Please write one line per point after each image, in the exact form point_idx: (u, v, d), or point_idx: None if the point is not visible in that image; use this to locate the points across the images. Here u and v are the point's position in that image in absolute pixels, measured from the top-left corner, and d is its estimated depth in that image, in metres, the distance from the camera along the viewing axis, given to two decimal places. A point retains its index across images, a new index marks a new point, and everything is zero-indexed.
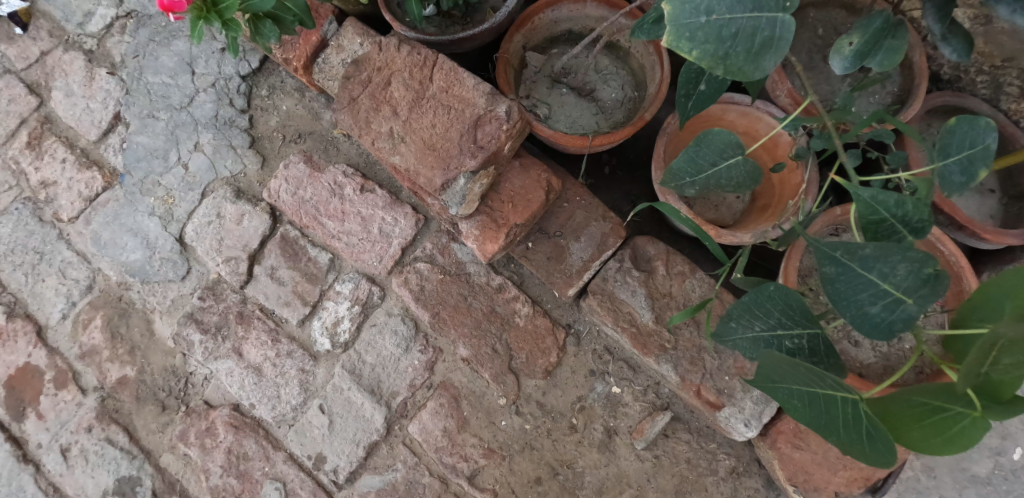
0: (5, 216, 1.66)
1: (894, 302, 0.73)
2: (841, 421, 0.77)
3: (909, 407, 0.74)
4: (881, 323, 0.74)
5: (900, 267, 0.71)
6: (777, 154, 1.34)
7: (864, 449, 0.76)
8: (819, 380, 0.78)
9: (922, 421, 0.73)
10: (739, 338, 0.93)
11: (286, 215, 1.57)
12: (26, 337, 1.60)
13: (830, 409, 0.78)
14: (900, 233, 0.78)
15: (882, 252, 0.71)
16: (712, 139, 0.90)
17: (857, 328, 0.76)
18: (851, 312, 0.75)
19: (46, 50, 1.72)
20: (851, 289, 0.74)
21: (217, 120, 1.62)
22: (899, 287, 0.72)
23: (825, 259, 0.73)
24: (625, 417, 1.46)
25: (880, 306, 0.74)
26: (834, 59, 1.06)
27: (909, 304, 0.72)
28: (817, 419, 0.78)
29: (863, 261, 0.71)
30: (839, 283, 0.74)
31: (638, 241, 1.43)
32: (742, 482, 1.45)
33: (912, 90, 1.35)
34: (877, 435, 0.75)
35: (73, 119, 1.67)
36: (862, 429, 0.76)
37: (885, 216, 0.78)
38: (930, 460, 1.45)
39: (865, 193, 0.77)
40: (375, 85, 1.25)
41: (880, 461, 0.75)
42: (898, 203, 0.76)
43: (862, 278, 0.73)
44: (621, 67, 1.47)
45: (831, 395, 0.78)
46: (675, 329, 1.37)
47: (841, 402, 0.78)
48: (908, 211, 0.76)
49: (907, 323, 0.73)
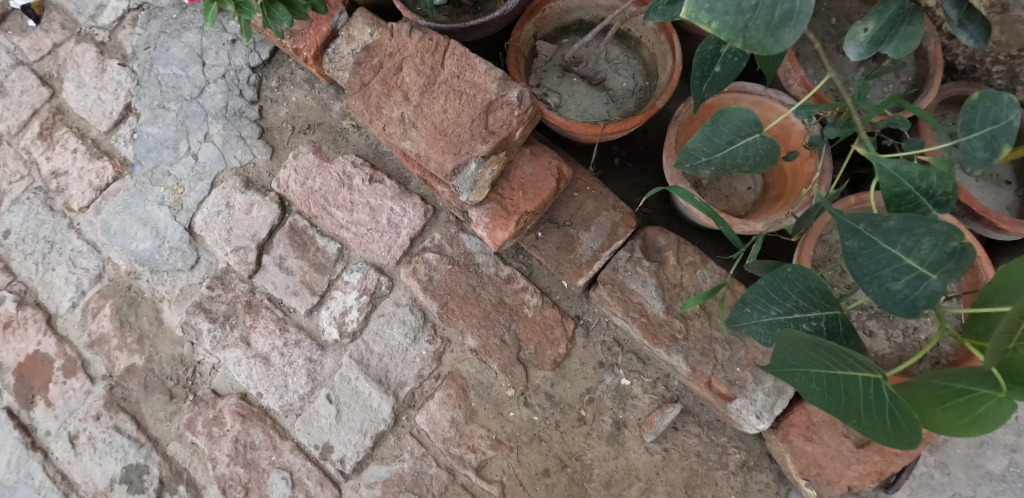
0: (18, 206, 1.67)
1: (918, 278, 0.72)
2: (861, 404, 0.76)
3: (928, 389, 0.74)
4: (904, 299, 0.73)
5: (925, 240, 0.70)
6: (788, 144, 1.32)
7: (887, 431, 0.74)
8: (838, 360, 0.76)
9: (945, 404, 0.73)
10: (754, 323, 0.91)
11: (295, 205, 1.57)
12: (36, 325, 1.60)
13: (850, 392, 0.76)
14: (923, 207, 0.77)
15: (906, 225, 0.70)
16: (729, 117, 0.89)
17: (880, 304, 0.75)
18: (874, 288, 0.74)
19: (58, 42, 1.73)
20: (873, 265, 0.73)
21: (227, 110, 1.62)
22: (924, 262, 0.71)
23: (849, 233, 0.72)
24: (634, 410, 1.45)
25: (903, 283, 0.73)
26: (848, 46, 1.04)
27: (933, 280, 0.71)
28: (836, 403, 0.76)
29: (887, 234, 0.71)
30: (861, 257, 0.73)
31: (648, 231, 1.42)
32: (752, 476, 1.43)
33: (928, 78, 1.33)
34: (901, 415, 0.73)
35: (84, 110, 1.68)
36: (886, 410, 0.74)
37: (908, 188, 0.77)
38: (944, 456, 1.43)
39: (889, 164, 0.76)
40: (387, 71, 1.25)
41: (905, 443, 0.74)
42: (922, 174, 0.76)
43: (886, 254, 0.72)
44: (633, 56, 1.46)
45: (851, 375, 0.76)
46: (686, 320, 1.36)
47: (862, 384, 0.76)
48: (932, 182, 0.76)
49: (931, 299, 0.72)
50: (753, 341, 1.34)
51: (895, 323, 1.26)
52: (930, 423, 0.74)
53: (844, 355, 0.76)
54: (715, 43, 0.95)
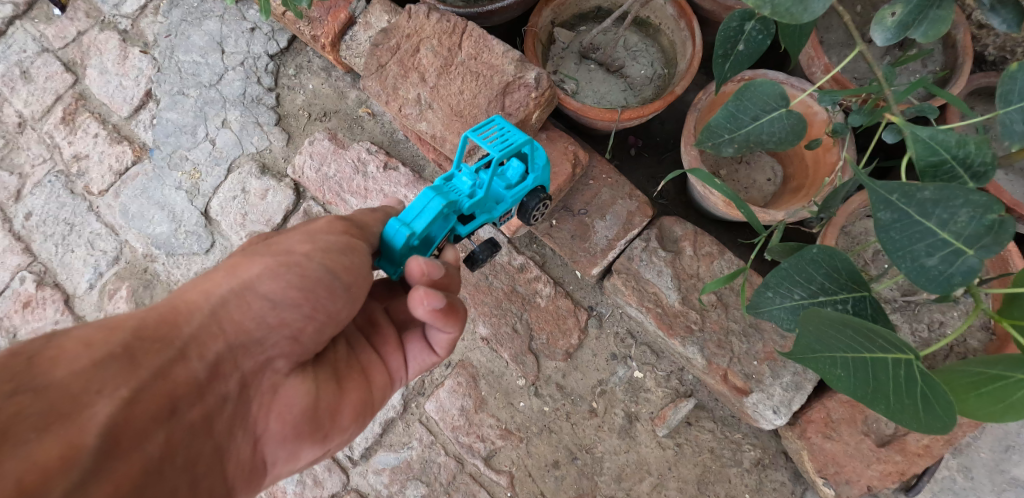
0: (39, 188, 1.69)
1: (954, 254, 0.69)
2: (891, 387, 0.73)
3: (963, 376, 0.74)
4: (939, 276, 0.71)
5: (962, 212, 0.68)
6: (810, 134, 1.29)
7: (917, 414, 0.72)
8: (867, 342, 0.74)
9: (979, 390, 0.72)
10: (776, 307, 0.89)
11: (310, 191, 1.57)
12: (54, 305, 1.62)
13: (878, 376, 0.74)
14: (959, 178, 0.75)
15: (942, 196, 0.67)
16: (754, 91, 0.87)
17: (913, 281, 0.73)
18: (907, 265, 0.72)
19: (83, 30, 1.75)
20: (906, 239, 0.71)
21: (245, 97, 1.63)
22: (960, 236, 0.69)
23: (881, 204, 0.70)
24: (646, 403, 1.42)
25: (938, 259, 0.70)
26: (875, 31, 0.98)
27: (969, 256, 0.69)
28: (863, 388, 0.74)
29: (921, 206, 0.68)
30: (893, 231, 0.71)
31: (665, 221, 1.40)
32: (768, 475, 1.39)
33: (956, 68, 1.29)
34: (933, 396, 0.71)
35: (107, 96, 1.70)
36: (917, 392, 0.72)
37: (944, 157, 0.74)
38: (967, 460, 1.39)
39: (924, 133, 0.74)
40: (404, 52, 1.25)
41: (938, 427, 0.71)
42: (960, 143, 0.73)
43: (920, 227, 0.69)
44: (652, 44, 1.45)
45: (880, 357, 0.74)
46: (703, 311, 1.33)
47: (892, 365, 0.74)
48: (971, 151, 0.73)
49: (966, 277, 0.70)
50: (771, 335, 1.31)
51: (919, 316, 1.23)
52: (966, 412, 0.73)
53: (872, 335, 0.74)
54: (740, 19, 0.92)
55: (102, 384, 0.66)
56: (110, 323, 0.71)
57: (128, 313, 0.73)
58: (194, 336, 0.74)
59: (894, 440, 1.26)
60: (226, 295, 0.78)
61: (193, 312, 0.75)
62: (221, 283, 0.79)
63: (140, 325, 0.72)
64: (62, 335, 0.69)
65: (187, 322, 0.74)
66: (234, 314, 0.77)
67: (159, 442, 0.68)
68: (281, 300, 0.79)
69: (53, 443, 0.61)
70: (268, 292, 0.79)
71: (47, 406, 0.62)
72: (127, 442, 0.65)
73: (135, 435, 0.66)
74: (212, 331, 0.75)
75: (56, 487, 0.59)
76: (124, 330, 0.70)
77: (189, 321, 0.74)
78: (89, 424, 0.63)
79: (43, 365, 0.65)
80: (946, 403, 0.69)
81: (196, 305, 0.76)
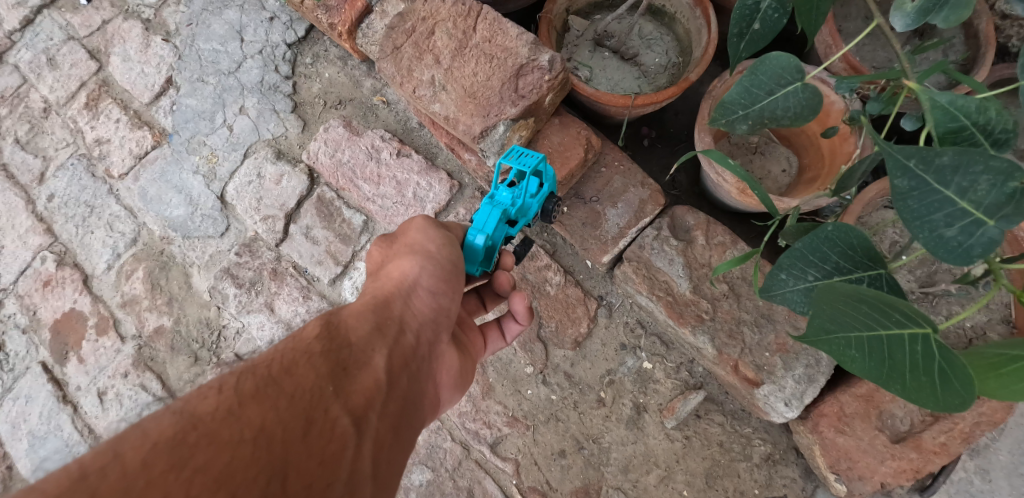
0: (63, 171, 1.73)
1: (974, 224, 0.68)
2: (907, 365, 0.73)
3: (984, 357, 0.76)
4: (958, 247, 0.70)
5: (983, 180, 0.66)
6: (826, 121, 1.27)
7: (935, 391, 0.72)
8: (883, 317, 0.73)
9: (1000, 370, 0.73)
10: (789, 290, 0.88)
11: (323, 177, 1.58)
12: (73, 284, 1.66)
13: (894, 354, 0.73)
14: (979, 145, 0.74)
15: (962, 160, 0.66)
16: (768, 65, 0.85)
17: (931, 253, 0.72)
18: (925, 235, 0.71)
19: (107, 19, 1.79)
20: (924, 209, 0.70)
21: (262, 85, 1.65)
22: (980, 205, 0.68)
23: (899, 171, 0.68)
24: (655, 395, 1.41)
25: (957, 230, 0.70)
26: (895, 16, 0.95)
27: (990, 227, 0.68)
28: (879, 368, 0.73)
29: (940, 173, 0.67)
30: (911, 200, 0.70)
31: (677, 210, 1.39)
32: (778, 470, 1.37)
33: (978, 57, 1.26)
34: (952, 372, 0.70)
35: (128, 82, 1.73)
36: (934, 368, 0.72)
37: (965, 123, 0.73)
38: (985, 462, 1.35)
39: (942, 98, 0.73)
40: (419, 35, 1.26)
41: (956, 404, 0.70)
42: (980, 108, 0.72)
43: (938, 196, 0.68)
44: (667, 33, 1.44)
45: (896, 333, 0.73)
46: (714, 300, 1.32)
47: (909, 341, 0.73)
48: (991, 117, 0.71)
49: (986, 247, 0.69)
50: (783, 325, 1.29)
51: (937, 308, 1.21)
52: (985, 391, 0.75)
53: (888, 310, 0.73)
54: None
55: (373, 347, 0.83)
56: (354, 312, 0.88)
57: (358, 305, 0.89)
58: (408, 318, 0.90)
59: (909, 436, 1.22)
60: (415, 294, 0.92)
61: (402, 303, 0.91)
62: (411, 280, 0.93)
63: (377, 308, 0.89)
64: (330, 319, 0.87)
65: (402, 306, 0.90)
66: (421, 305, 0.93)
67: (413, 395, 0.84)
68: (449, 292, 0.95)
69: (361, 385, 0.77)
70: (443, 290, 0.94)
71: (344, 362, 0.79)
72: (402, 389, 0.82)
73: (405, 385, 0.83)
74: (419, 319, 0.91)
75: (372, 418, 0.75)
76: (372, 312, 0.88)
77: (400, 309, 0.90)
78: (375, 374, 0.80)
79: (338, 333, 0.83)
80: (965, 376, 0.70)
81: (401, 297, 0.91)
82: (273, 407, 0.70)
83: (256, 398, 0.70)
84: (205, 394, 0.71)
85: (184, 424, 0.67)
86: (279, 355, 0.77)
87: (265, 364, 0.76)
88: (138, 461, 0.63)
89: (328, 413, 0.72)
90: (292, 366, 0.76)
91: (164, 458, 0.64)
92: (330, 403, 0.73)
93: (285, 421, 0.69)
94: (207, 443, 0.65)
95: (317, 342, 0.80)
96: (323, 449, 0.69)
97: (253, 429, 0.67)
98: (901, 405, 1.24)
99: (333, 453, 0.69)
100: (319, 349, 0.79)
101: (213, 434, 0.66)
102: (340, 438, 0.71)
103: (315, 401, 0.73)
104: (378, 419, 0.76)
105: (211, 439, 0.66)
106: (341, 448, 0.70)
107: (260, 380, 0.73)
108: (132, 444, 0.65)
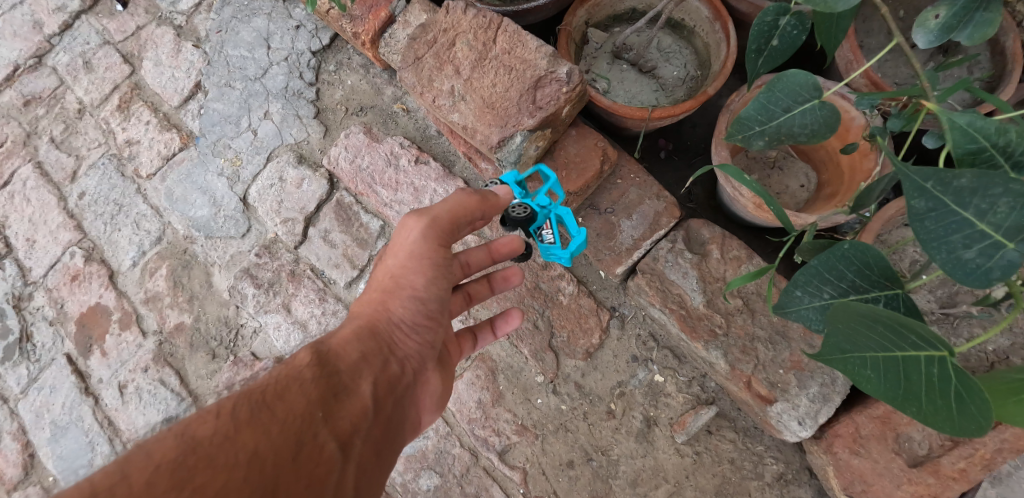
0: (93, 170, 1.79)
1: (993, 246, 0.68)
2: (923, 388, 0.72)
3: (1002, 381, 0.76)
4: (977, 270, 0.69)
5: (1002, 202, 0.66)
6: (846, 137, 1.25)
7: (951, 415, 0.70)
8: (898, 338, 0.72)
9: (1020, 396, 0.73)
10: (805, 308, 0.87)
11: (343, 181, 1.61)
12: (99, 280, 1.71)
13: (910, 376, 0.72)
14: (999, 167, 0.73)
15: (981, 184, 0.65)
16: (785, 82, 0.85)
17: (948, 274, 0.71)
18: (942, 256, 0.70)
19: (141, 25, 1.85)
20: (941, 230, 0.69)
21: (287, 91, 1.68)
22: (1000, 228, 0.67)
23: (916, 192, 0.67)
24: (666, 408, 1.40)
25: (976, 252, 0.69)
26: (916, 34, 0.91)
27: (1010, 249, 0.67)
28: (894, 389, 0.72)
29: (958, 195, 0.66)
30: (928, 221, 0.69)
31: (693, 223, 1.39)
32: (789, 490, 1.35)
33: (1005, 75, 1.24)
34: (968, 394, 0.69)
35: (159, 86, 1.79)
36: (950, 392, 0.70)
37: (984, 145, 0.72)
38: (1007, 491, 1.29)
39: (962, 120, 0.72)
40: (440, 46, 1.28)
41: (972, 429, 0.69)
42: (1001, 130, 0.71)
43: (956, 218, 0.68)
44: (686, 46, 1.44)
45: (912, 355, 0.72)
46: (728, 315, 1.31)
47: (925, 363, 0.72)
48: (1011, 139, 0.70)
49: (1006, 271, 0.68)
50: (798, 343, 1.27)
51: (959, 329, 1.18)
52: (1002, 416, 0.74)
53: (903, 331, 0.72)
54: (775, 14, 0.92)
55: (361, 376, 0.94)
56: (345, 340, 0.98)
57: (348, 333, 0.99)
58: (393, 347, 1.00)
59: (927, 461, 1.19)
60: (388, 320, 1.02)
61: (387, 330, 1.01)
62: (392, 308, 1.03)
63: (365, 337, 0.99)
64: (321, 343, 0.97)
65: (387, 334, 1.01)
66: (404, 335, 1.02)
67: (392, 419, 0.95)
68: (433, 330, 1.05)
69: (347, 415, 0.88)
70: (418, 318, 1.03)
71: (333, 389, 0.89)
72: (385, 415, 0.94)
73: (387, 412, 0.95)
74: (400, 347, 1.01)
75: (355, 442, 0.87)
76: (359, 339, 0.98)
77: (385, 338, 1.00)
78: (360, 402, 0.91)
79: (329, 360, 0.94)
80: (982, 400, 0.68)
81: (385, 323, 1.01)
82: (264, 431, 0.80)
83: (250, 425, 0.81)
84: (203, 416, 0.81)
85: (184, 447, 0.77)
86: (274, 382, 0.88)
87: (261, 389, 0.86)
88: (141, 481, 0.74)
89: (316, 438, 0.83)
90: (284, 391, 0.86)
91: (165, 477, 0.74)
92: (319, 429, 0.84)
93: (273, 446, 0.79)
94: (203, 464, 0.76)
95: (309, 368, 0.91)
96: (311, 471, 0.80)
97: (247, 453, 0.78)
98: (919, 429, 1.20)
99: (319, 477, 0.80)
100: (311, 376, 0.89)
101: (210, 458, 0.76)
102: (327, 461, 0.82)
103: (306, 426, 0.83)
104: (362, 442, 0.88)
105: (208, 461, 0.76)
106: (327, 471, 0.81)
107: (255, 406, 0.83)
108: (135, 466, 0.76)
